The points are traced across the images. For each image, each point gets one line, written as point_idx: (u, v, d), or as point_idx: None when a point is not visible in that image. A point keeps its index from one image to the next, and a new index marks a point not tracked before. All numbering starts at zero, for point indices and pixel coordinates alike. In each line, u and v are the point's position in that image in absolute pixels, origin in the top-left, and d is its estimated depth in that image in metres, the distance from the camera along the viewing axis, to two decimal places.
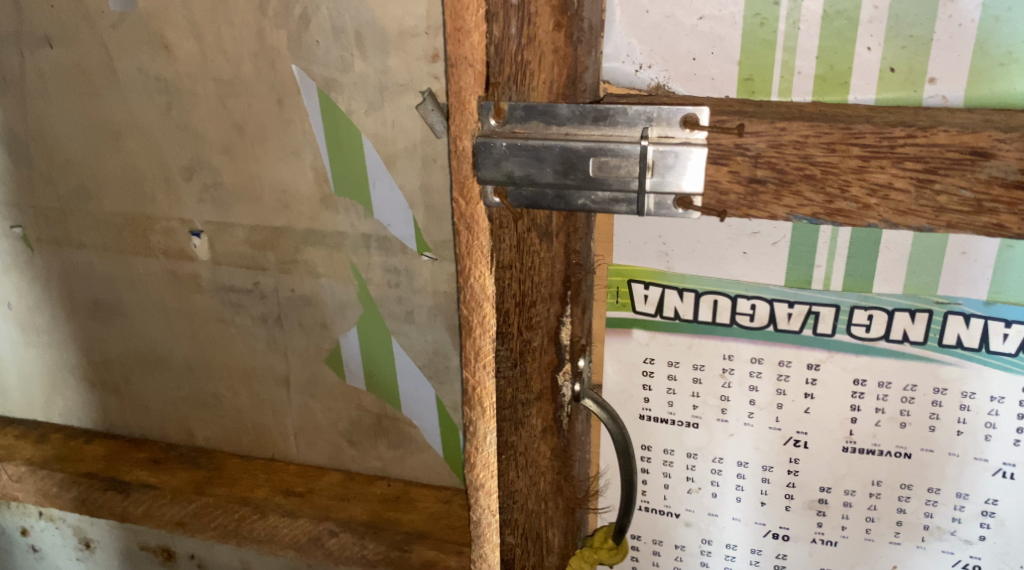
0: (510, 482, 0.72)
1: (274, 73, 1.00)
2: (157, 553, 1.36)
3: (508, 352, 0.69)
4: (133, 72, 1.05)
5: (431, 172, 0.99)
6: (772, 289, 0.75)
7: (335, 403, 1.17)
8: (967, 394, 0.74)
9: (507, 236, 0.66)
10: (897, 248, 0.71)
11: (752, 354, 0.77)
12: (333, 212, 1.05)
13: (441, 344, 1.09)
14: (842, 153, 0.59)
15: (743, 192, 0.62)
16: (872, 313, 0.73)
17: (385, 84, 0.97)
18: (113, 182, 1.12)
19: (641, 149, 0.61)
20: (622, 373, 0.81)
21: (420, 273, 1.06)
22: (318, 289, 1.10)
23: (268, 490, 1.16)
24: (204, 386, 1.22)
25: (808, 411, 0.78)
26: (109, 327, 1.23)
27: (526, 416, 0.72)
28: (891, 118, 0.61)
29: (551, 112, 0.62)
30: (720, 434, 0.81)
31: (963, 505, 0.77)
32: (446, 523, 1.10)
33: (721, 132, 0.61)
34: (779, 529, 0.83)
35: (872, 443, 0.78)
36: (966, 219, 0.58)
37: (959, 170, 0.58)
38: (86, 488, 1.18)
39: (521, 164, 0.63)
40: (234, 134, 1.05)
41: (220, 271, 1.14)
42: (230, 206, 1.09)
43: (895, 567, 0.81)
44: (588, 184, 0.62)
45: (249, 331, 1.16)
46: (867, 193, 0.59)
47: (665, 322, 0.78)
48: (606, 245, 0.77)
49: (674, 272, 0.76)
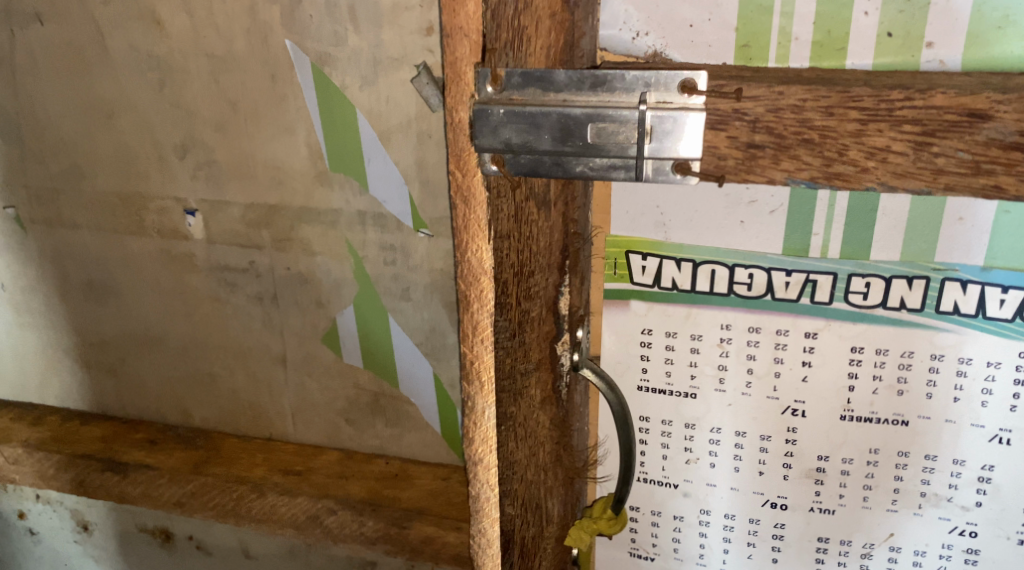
0: (510, 453, 0.73)
1: (266, 49, 0.99)
2: (156, 534, 1.36)
3: (506, 323, 0.69)
4: (125, 49, 1.04)
5: (426, 147, 0.99)
6: (770, 258, 0.75)
7: (332, 381, 1.17)
8: (963, 360, 0.74)
9: (505, 205, 0.66)
10: (894, 215, 0.71)
11: (750, 323, 0.77)
12: (328, 189, 1.05)
13: (438, 321, 1.09)
14: (840, 116, 0.59)
15: (741, 156, 0.62)
16: (870, 280, 0.73)
17: (379, 59, 0.96)
18: (106, 161, 1.12)
19: (638, 115, 0.61)
20: (619, 345, 0.81)
21: (416, 250, 1.05)
22: (314, 268, 1.10)
23: (265, 469, 1.16)
24: (200, 365, 1.22)
25: (806, 379, 0.78)
26: (104, 308, 1.22)
27: (524, 386, 0.73)
28: (889, 81, 0.60)
29: (548, 78, 0.62)
30: (718, 404, 0.81)
31: (959, 472, 0.78)
32: (444, 499, 1.10)
33: (719, 96, 0.61)
34: (777, 499, 0.83)
35: (870, 411, 0.78)
36: (964, 181, 0.59)
37: (957, 132, 0.58)
38: (84, 469, 1.18)
39: (519, 130, 0.63)
40: (227, 110, 1.04)
41: (214, 250, 1.13)
42: (224, 184, 1.09)
43: (892, 534, 0.82)
44: (586, 151, 0.63)
45: (244, 310, 1.16)
46: (865, 156, 0.60)
47: (663, 292, 0.78)
48: (603, 216, 0.77)
49: (671, 243, 0.76)
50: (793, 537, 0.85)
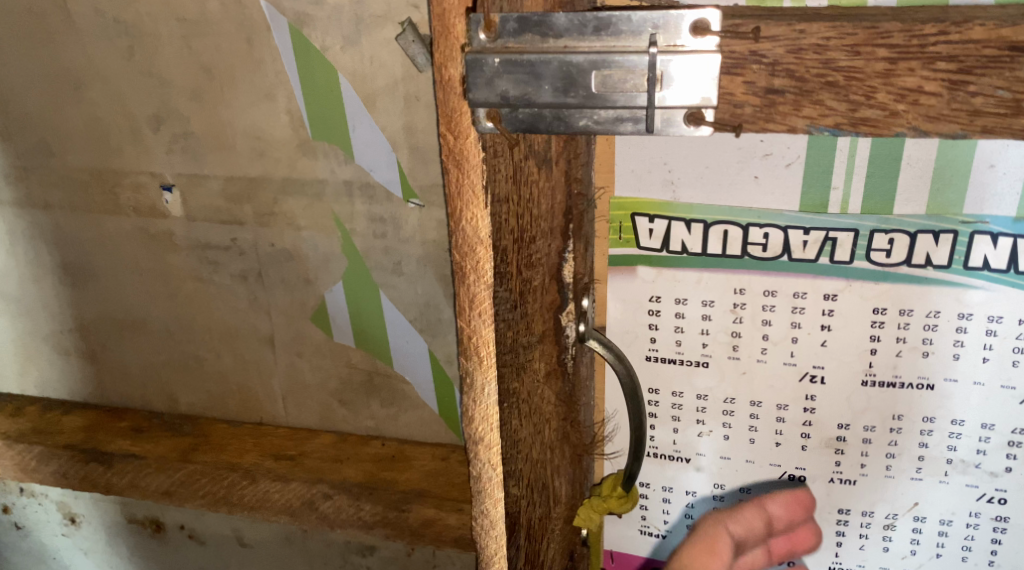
0: (513, 432, 0.69)
1: (241, 9, 0.94)
2: (146, 525, 1.32)
3: (507, 293, 0.64)
4: (90, 14, 0.98)
5: (415, 111, 0.94)
6: (787, 216, 0.70)
7: (323, 361, 1.12)
8: (993, 319, 0.69)
9: (502, 165, 0.61)
10: (920, 163, 0.67)
11: (765, 287, 0.73)
12: (312, 159, 0.99)
13: (432, 295, 1.04)
14: (867, 56, 0.54)
15: (759, 103, 0.57)
16: (893, 237, 0.69)
17: (361, 17, 0.91)
18: (77, 136, 1.06)
19: (648, 60, 0.56)
20: (626, 314, 0.77)
21: (407, 221, 1.00)
22: (299, 243, 1.05)
23: (257, 455, 1.11)
24: (185, 349, 1.17)
25: (825, 343, 0.74)
26: (82, 291, 1.17)
27: (528, 360, 0.68)
28: (919, 15, 0.56)
29: (547, 23, 0.57)
30: (733, 373, 0.77)
31: (987, 436, 0.73)
32: (445, 480, 1.06)
33: (734, 37, 0.56)
34: (795, 470, 0.79)
35: (893, 375, 0.74)
36: (1004, 122, 0.54)
37: (997, 68, 0.53)
38: (66, 460, 1.13)
39: (516, 81, 0.58)
40: (201, 77, 0.98)
41: (195, 227, 1.08)
42: (202, 156, 1.03)
43: (917, 504, 0.77)
44: (590, 101, 0.58)
45: (229, 290, 1.10)
46: (894, 99, 0.55)
47: (672, 256, 0.73)
48: (607, 174, 0.72)
49: (681, 203, 0.71)
50: (811, 510, 0.80)
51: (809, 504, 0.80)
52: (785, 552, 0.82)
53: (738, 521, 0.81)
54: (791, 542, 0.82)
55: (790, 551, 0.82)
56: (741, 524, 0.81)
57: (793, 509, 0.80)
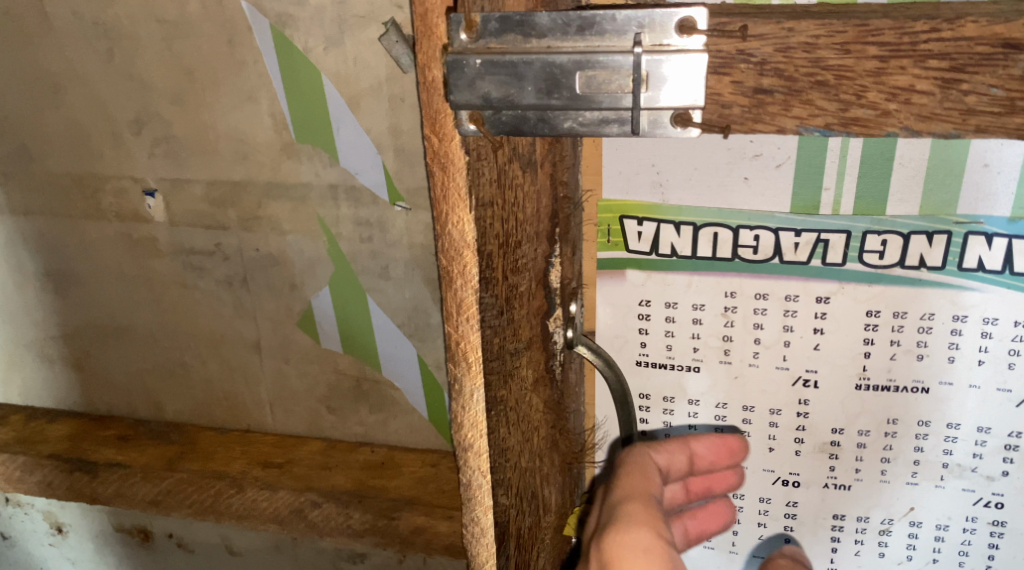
0: (501, 440, 0.68)
1: (222, 10, 0.92)
2: (134, 534, 1.30)
3: (493, 299, 0.63)
4: (68, 16, 0.97)
5: (400, 112, 0.92)
6: (778, 218, 0.69)
7: (311, 366, 1.10)
8: (988, 321, 0.68)
9: (486, 168, 0.60)
10: (913, 163, 0.66)
11: (756, 290, 0.71)
12: (296, 162, 0.98)
13: (420, 299, 1.02)
14: (857, 54, 0.53)
15: (748, 103, 0.56)
16: (886, 238, 0.68)
17: (344, 17, 0.89)
18: (57, 141, 1.04)
19: (633, 60, 0.55)
20: (616, 319, 0.75)
21: (394, 224, 0.99)
22: (285, 247, 1.03)
23: (244, 463, 1.09)
24: (170, 355, 1.15)
25: (818, 347, 0.72)
26: (65, 298, 1.15)
27: (515, 367, 0.67)
28: (910, 12, 0.54)
29: (529, 22, 0.56)
30: (724, 378, 0.75)
31: (984, 440, 0.72)
32: (435, 487, 1.04)
33: (721, 36, 0.54)
34: (788, 476, 0.77)
35: (887, 379, 0.72)
36: (998, 121, 0.53)
37: (990, 66, 0.52)
38: (51, 470, 1.11)
39: (499, 83, 0.57)
40: (183, 79, 0.97)
41: (178, 232, 1.06)
42: (185, 160, 1.01)
43: (912, 509, 0.76)
44: (574, 103, 0.57)
45: (214, 295, 1.09)
46: (886, 98, 0.54)
47: (661, 260, 0.72)
48: (594, 177, 0.71)
49: (670, 205, 0.70)
50: (806, 516, 0.78)
51: (735, 450, 0.76)
52: (703, 490, 0.77)
53: (661, 453, 0.73)
54: (706, 483, 0.77)
55: (707, 489, 0.77)
56: (665, 457, 0.73)
57: (720, 454, 0.75)
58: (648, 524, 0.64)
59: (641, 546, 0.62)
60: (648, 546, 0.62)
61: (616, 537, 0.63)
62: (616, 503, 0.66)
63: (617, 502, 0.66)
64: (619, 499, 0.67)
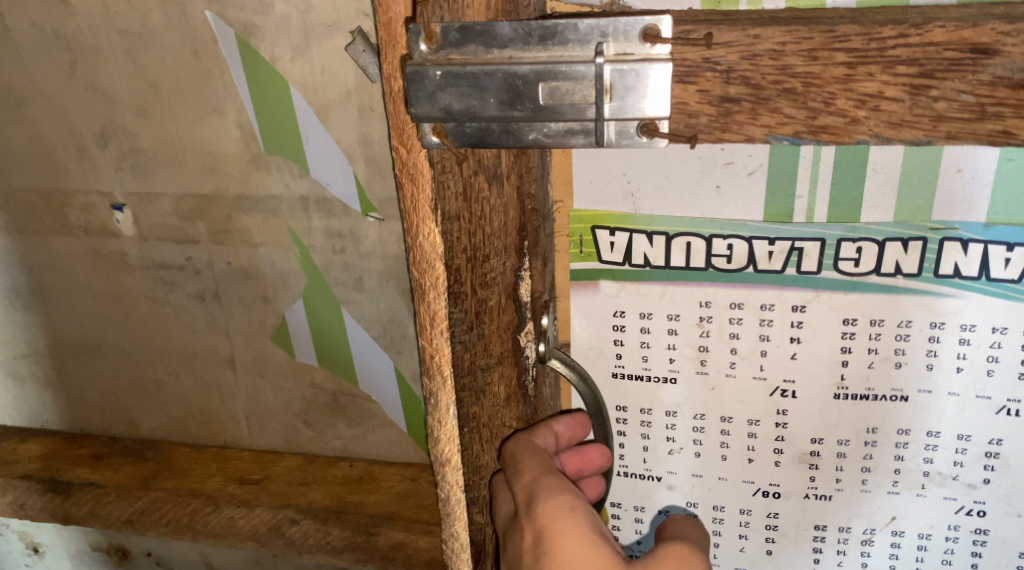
0: (475, 457, 0.67)
1: (186, 21, 0.90)
2: (112, 553, 1.28)
3: (462, 314, 0.62)
4: (28, 29, 0.95)
5: (369, 121, 0.91)
6: (751, 226, 0.67)
7: (286, 381, 1.09)
8: (965, 327, 0.67)
9: (452, 181, 0.59)
10: (886, 169, 0.64)
11: (731, 299, 0.70)
12: (265, 173, 0.96)
13: (396, 311, 1.01)
14: (825, 60, 0.52)
15: (715, 112, 0.55)
16: (861, 245, 0.66)
17: (310, 26, 0.88)
18: (22, 155, 1.02)
19: (596, 70, 0.53)
20: (591, 330, 0.74)
21: (366, 236, 0.97)
22: (256, 259, 1.02)
23: (220, 480, 1.07)
24: (143, 372, 1.13)
25: (795, 356, 0.71)
26: (34, 315, 1.13)
27: (487, 383, 0.65)
28: (878, 16, 0.53)
29: (490, 32, 0.55)
30: (701, 389, 0.74)
31: (964, 448, 0.71)
32: (415, 502, 1.02)
33: (686, 44, 0.53)
34: (768, 487, 0.76)
35: (865, 388, 0.71)
36: (968, 127, 0.52)
37: (959, 72, 0.51)
38: (23, 490, 1.09)
39: (460, 95, 0.55)
40: (148, 92, 0.95)
41: (148, 247, 1.04)
42: (152, 173, 1.00)
43: (894, 518, 0.75)
44: (538, 114, 0.55)
45: (185, 309, 1.07)
46: (855, 105, 0.53)
47: (634, 270, 0.71)
48: (564, 188, 0.70)
49: (642, 214, 0.69)
50: (788, 527, 0.77)
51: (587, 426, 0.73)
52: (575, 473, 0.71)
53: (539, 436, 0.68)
54: (579, 464, 0.71)
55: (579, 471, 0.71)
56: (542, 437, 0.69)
57: (576, 432, 0.72)
58: (566, 486, 0.65)
59: (566, 507, 0.63)
60: (572, 503, 0.64)
61: (542, 505, 0.63)
62: (524, 477, 0.64)
63: (523, 478, 0.64)
64: (522, 473, 0.64)
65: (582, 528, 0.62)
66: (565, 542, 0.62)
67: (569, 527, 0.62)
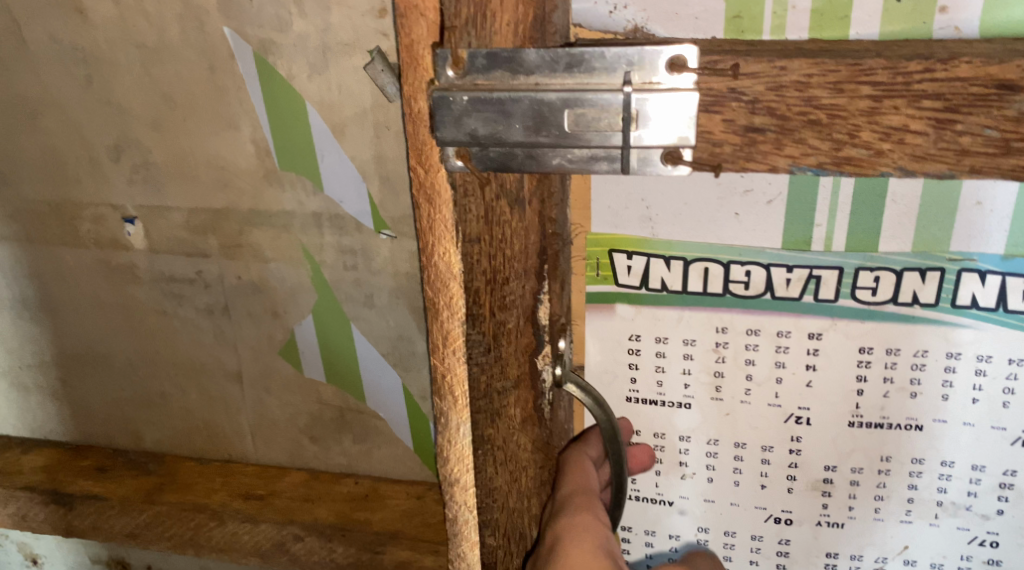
0: (488, 479, 0.66)
1: (203, 36, 0.90)
2: (111, 566, 1.27)
3: (480, 336, 0.62)
4: (45, 41, 0.95)
5: (384, 140, 0.91)
6: (769, 253, 0.68)
7: (293, 397, 1.08)
8: (982, 358, 0.67)
9: (473, 206, 0.59)
10: (905, 199, 0.65)
11: (748, 325, 0.70)
12: (277, 189, 0.97)
13: (405, 328, 1.00)
14: (851, 93, 0.52)
15: (739, 142, 0.55)
16: (879, 274, 0.67)
17: (328, 44, 0.88)
18: (34, 165, 1.02)
19: (623, 98, 0.54)
20: (605, 354, 0.74)
21: (377, 252, 0.97)
22: (266, 275, 1.02)
23: (225, 495, 1.07)
24: (149, 384, 1.12)
25: (810, 384, 0.71)
26: (41, 326, 1.13)
27: (503, 406, 0.65)
28: (904, 50, 0.53)
29: (517, 59, 0.55)
30: (716, 414, 0.74)
31: (978, 478, 0.71)
32: (420, 521, 1.02)
33: (712, 74, 0.54)
34: (781, 513, 0.76)
35: (880, 417, 0.71)
36: (992, 162, 0.52)
37: (984, 107, 0.51)
38: (26, 501, 1.09)
39: (486, 120, 0.56)
40: (163, 105, 0.95)
41: (158, 260, 1.04)
42: (163, 186, 1.00)
43: (906, 547, 0.74)
44: (563, 141, 0.55)
45: (194, 323, 1.07)
46: (879, 138, 0.53)
47: (651, 294, 0.71)
48: (582, 213, 0.69)
49: (659, 239, 0.69)
50: (799, 553, 0.77)
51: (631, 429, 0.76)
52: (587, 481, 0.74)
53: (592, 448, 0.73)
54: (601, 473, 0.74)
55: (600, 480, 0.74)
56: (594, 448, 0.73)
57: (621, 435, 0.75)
58: (588, 506, 0.66)
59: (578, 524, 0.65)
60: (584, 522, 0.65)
61: (560, 519, 0.66)
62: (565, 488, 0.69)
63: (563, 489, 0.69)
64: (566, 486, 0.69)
65: (590, 539, 0.63)
66: (568, 548, 0.63)
67: (578, 538, 0.63)
